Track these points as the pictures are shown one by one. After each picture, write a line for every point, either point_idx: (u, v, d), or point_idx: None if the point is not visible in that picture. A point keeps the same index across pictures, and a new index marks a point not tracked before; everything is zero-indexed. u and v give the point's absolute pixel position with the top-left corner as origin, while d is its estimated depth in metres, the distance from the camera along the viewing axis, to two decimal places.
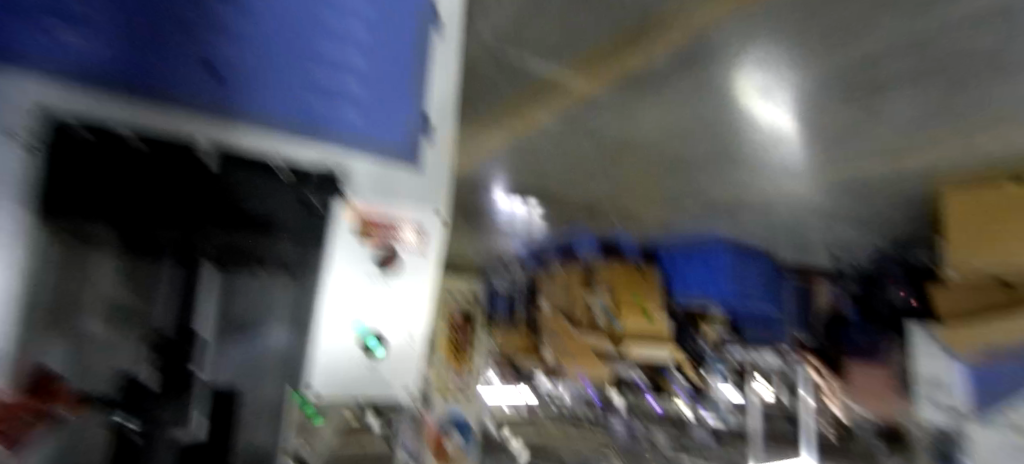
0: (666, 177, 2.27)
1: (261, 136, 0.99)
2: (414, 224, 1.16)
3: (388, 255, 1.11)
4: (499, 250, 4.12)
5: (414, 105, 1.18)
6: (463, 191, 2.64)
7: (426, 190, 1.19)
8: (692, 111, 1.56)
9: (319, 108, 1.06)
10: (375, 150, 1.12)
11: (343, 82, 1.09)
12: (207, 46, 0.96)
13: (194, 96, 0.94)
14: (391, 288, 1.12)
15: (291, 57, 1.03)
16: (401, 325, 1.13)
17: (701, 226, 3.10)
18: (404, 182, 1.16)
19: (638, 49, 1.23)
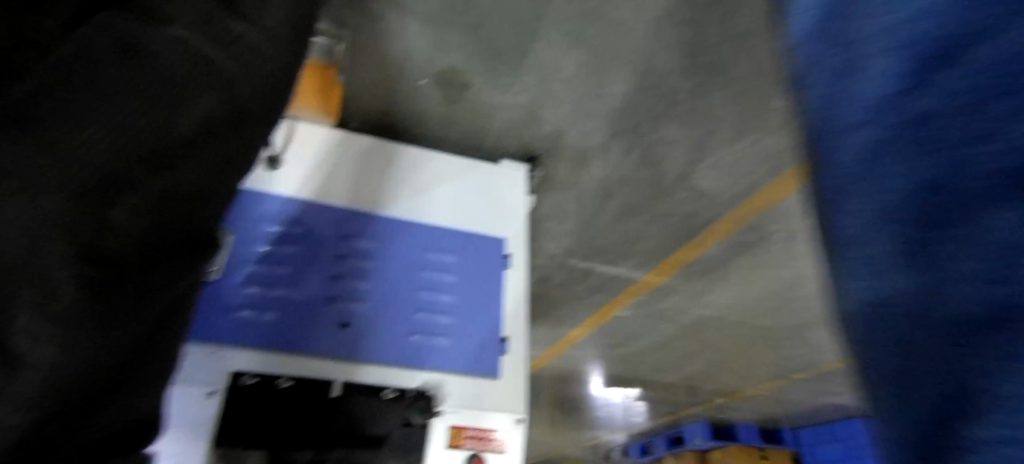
0: (758, 349, 2.20)
1: (332, 362, 0.75)
2: (489, 423, 0.78)
3: (473, 452, 0.75)
4: (602, 442, 3.93)
5: (502, 290, 0.90)
6: (552, 382, 2.67)
7: (504, 395, 0.82)
8: (764, 285, 1.61)
9: (394, 313, 0.81)
10: (455, 353, 0.82)
11: (420, 276, 0.86)
12: (279, 260, 0.80)
13: (254, 322, 0.74)
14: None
15: (367, 258, 0.84)
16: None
17: (816, 397, 2.84)
18: (475, 391, 0.80)
19: (693, 244, 1.37)
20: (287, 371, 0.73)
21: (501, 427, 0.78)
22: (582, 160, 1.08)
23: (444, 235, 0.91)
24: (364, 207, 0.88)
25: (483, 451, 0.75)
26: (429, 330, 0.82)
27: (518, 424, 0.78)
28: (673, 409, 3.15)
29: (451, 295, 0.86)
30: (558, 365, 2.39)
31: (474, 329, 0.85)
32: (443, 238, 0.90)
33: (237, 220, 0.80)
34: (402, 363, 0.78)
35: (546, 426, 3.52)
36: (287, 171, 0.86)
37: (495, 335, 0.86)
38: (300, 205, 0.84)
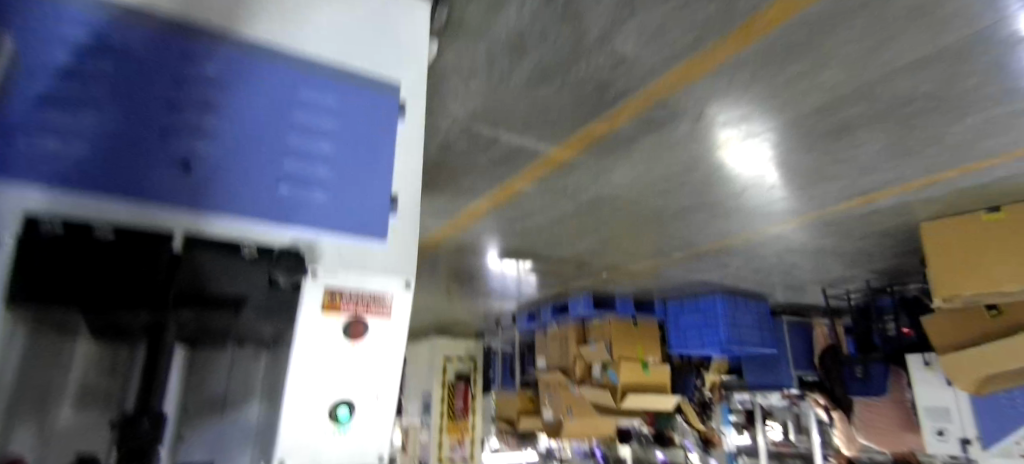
0: (649, 228, 2.31)
1: (175, 211, 0.65)
2: (374, 288, 0.77)
3: (352, 318, 0.75)
4: (494, 310, 4.14)
5: (389, 150, 0.83)
6: (451, 255, 2.67)
7: (391, 259, 0.80)
8: (664, 166, 1.63)
9: (257, 162, 0.72)
10: (329, 213, 0.75)
11: (290, 123, 0.76)
12: (95, 83, 0.64)
13: (64, 155, 0.61)
14: (356, 358, 0.74)
15: (220, 97, 0.71)
16: (371, 389, 0.75)
17: (691, 272, 3.12)
18: (359, 255, 0.77)
19: (604, 119, 1.31)
20: (113, 219, 0.62)
21: (387, 291, 0.78)
22: (497, 5, 0.94)
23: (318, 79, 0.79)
24: (216, 31, 0.73)
25: (365, 314, 0.76)
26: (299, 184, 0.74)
27: (406, 287, 0.79)
28: (564, 282, 3.33)
29: (326, 148, 0.78)
30: (457, 238, 2.37)
31: (360, 190, 0.79)
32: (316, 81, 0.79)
33: (27, 26, 0.62)
34: (268, 220, 0.71)
35: (442, 295, 3.61)
36: None
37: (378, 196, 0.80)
38: (126, 22, 0.67)
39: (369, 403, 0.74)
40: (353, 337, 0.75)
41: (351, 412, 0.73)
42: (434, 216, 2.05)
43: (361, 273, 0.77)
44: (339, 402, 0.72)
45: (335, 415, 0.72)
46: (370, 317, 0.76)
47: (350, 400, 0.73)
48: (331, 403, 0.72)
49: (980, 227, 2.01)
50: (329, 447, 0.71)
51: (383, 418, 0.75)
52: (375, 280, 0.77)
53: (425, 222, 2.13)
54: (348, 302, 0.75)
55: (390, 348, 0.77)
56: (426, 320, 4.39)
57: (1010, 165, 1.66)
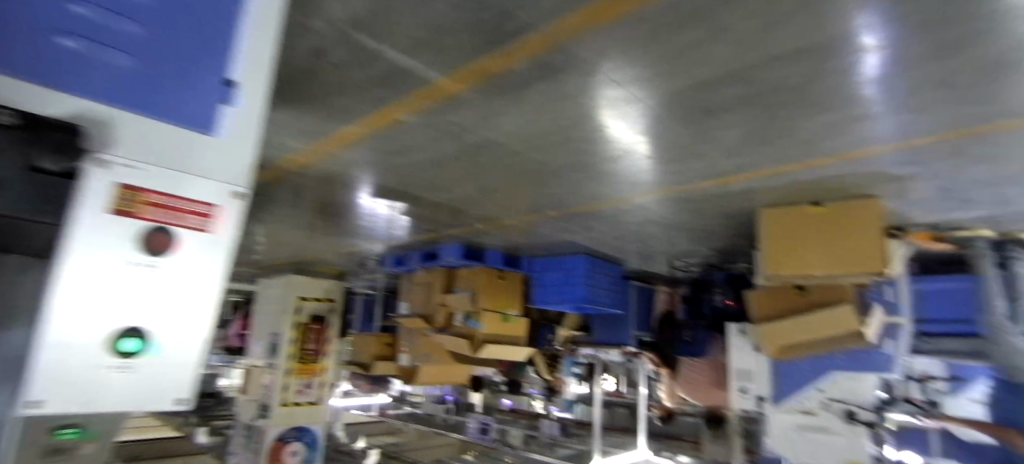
0: (528, 182, 2.29)
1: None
2: (197, 199, 0.84)
3: (160, 227, 0.80)
4: (359, 251, 3.93)
5: (193, 29, 0.83)
6: (315, 185, 2.43)
7: (227, 162, 0.87)
8: (552, 118, 1.59)
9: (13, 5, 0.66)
10: (110, 78, 0.74)
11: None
12: None
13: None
14: (159, 277, 0.79)
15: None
16: (172, 316, 0.81)
17: (560, 232, 3.20)
18: (192, 153, 0.83)
19: (500, 55, 1.23)
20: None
21: (211, 196, 0.85)
22: None
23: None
24: None
25: (179, 219, 0.82)
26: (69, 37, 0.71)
27: (233, 197, 0.87)
28: (436, 228, 3.24)
29: (125, 16, 0.76)
30: (324, 166, 2.15)
31: (198, 83, 0.83)
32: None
33: None
34: (38, 82, 0.68)
35: (301, 228, 3.31)
36: None
37: (173, 76, 0.80)
38: None
39: (166, 331, 0.80)
40: (161, 254, 0.80)
41: (138, 349, 0.77)
42: (299, 137, 1.82)
43: (189, 174, 0.83)
44: (126, 334, 0.76)
45: (122, 345, 0.76)
46: (183, 231, 0.82)
47: (143, 335, 0.78)
48: (116, 333, 0.75)
49: (808, 216, 2.26)
50: (117, 372, 0.75)
51: (187, 349, 0.82)
52: (199, 190, 0.83)
53: (287, 142, 1.88)
54: (159, 216, 0.80)
55: (208, 259, 0.84)
56: (281, 255, 4.04)
57: (841, 166, 1.87)
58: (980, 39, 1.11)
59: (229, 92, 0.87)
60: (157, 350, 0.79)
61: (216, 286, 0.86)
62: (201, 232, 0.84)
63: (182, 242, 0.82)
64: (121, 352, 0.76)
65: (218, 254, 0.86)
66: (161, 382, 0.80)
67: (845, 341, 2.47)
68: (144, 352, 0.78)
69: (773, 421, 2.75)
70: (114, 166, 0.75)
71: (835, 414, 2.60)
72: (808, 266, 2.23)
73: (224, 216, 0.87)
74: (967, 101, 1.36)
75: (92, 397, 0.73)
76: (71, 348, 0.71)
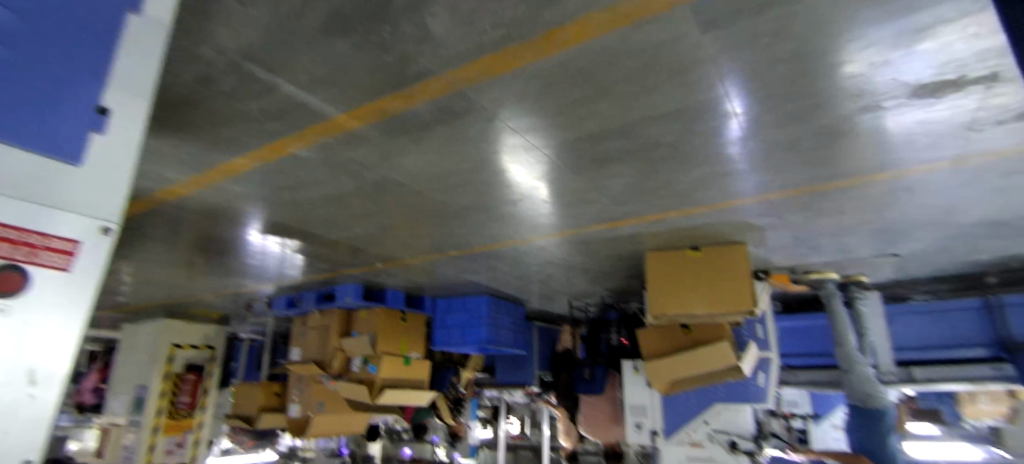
0: (430, 222, 2.30)
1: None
2: (49, 231, 0.65)
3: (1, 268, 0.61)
4: (245, 292, 3.66)
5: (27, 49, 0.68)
6: (196, 219, 2.26)
7: (93, 191, 0.70)
8: (453, 160, 1.62)
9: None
10: None
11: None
12: None
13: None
14: (4, 325, 0.60)
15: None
16: (13, 368, 0.60)
17: (461, 272, 3.21)
18: (46, 180, 0.66)
19: (399, 95, 1.25)
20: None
21: (71, 233, 0.67)
22: None
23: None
24: None
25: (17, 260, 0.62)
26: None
27: (102, 233, 0.70)
28: (331, 268, 3.11)
29: None
30: (208, 199, 2.01)
31: (55, 108, 0.68)
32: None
33: None
34: None
35: (179, 266, 3.05)
36: None
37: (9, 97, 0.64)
38: None
39: None
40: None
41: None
42: (176, 166, 1.71)
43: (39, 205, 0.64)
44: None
45: None
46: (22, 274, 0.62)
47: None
48: None
49: (687, 260, 2.46)
50: None
51: (22, 423, 0.60)
52: (48, 222, 0.65)
53: (163, 171, 1.75)
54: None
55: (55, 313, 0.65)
56: (154, 296, 3.66)
57: (712, 214, 2.07)
58: (817, 111, 1.31)
59: (100, 119, 0.72)
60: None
61: (73, 335, 0.66)
62: (53, 270, 0.65)
63: (20, 284, 0.62)
64: None
65: (73, 306, 0.66)
66: None
67: (723, 376, 2.68)
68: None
69: (666, 455, 2.88)
70: None
71: (719, 445, 2.77)
72: (688, 306, 2.41)
73: (84, 255, 0.68)
74: (809, 162, 1.59)
75: None
76: None
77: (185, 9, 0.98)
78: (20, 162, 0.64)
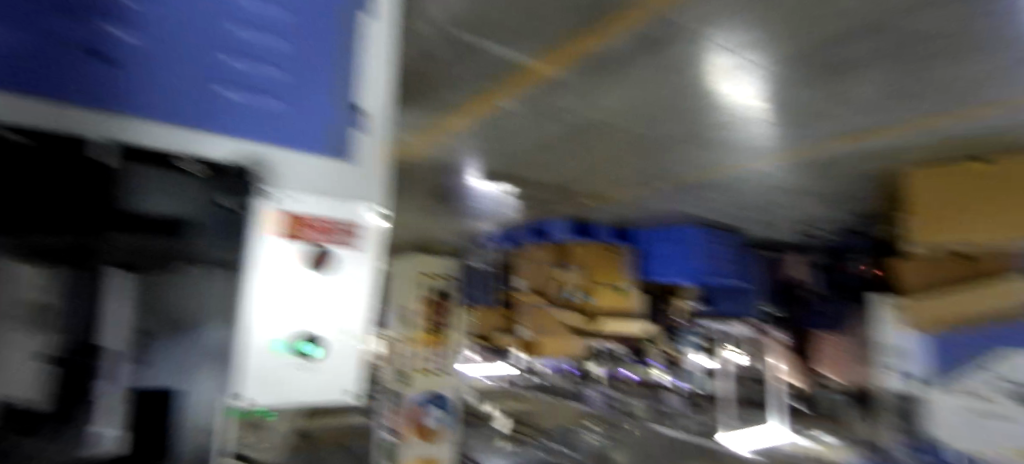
0: (636, 156, 2.22)
1: (107, 115, 0.72)
2: (344, 216, 0.93)
3: (318, 253, 0.88)
4: (471, 230, 4.10)
5: (308, 70, 0.94)
6: (426, 171, 2.55)
7: (364, 183, 0.96)
8: (657, 91, 1.52)
9: (188, 86, 0.80)
10: (260, 119, 0.86)
11: (215, 45, 0.84)
12: None
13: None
14: (325, 288, 0.89)
15: (151, 14, 0.79)
16: (333, 322, 0.90)
17: (672, 204, 3.08)
18: (334, 180, 0.93)
19: (594, 33, 1.20)
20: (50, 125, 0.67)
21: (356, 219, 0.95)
22: None
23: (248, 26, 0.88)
24: None
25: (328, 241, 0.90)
26: (234, 98, 0.84)
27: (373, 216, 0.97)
28: (544, 206, 3.28)
29: (268, 63, 0.89)
30: (435, 155, 2.26)
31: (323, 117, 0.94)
32: (244, 27, 0.88)
33: None
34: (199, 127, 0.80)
35: (418, 212, 3.54)
36: None
37: (302, 115, 0.91)
38: None
39: (330, 336, 0.89)
40: (324, 272, 0.89)
41: (317, 346, 0.87)
42: (406, 129, 1.94)
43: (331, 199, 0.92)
44: (308, 337, 0.87)
45: (299, 345, 0.86)
46: (336, 250, 0.91)
47: (313, 336, 0.87)
48: (295, 334, 0.86)
49: (965, 174, 1.97)
50: (301, 371, 0.86)
51: (342, 357, 0.90)
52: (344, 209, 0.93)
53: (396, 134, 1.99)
54: (320, 235, 0.89)
55: (360, 275, 0.94)
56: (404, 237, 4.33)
57: (1011, 112, 1.58)
58: None
59: (355, 117, 0.97)
60: (331, 350, 0.89)
61: (363, 298, 0.94)
62: (351, 247, 0.93)
63: (338, 257, 0.91)
64: (297, 351, 0.86)
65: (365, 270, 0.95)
66: (328, 377, 0.89)
67: (1016, 315, 2.15)
68: (323, 353, 0.88)
69: (938, 405, 2.42)
70: (282, 194, 0.86)
71: (1005, 397, 2.19)
72: (969, 231, 1.97)
73: (366, 235, 0.95)
74: None
75: (283, 390, 0.84)
76: (263, 346, 0.82)
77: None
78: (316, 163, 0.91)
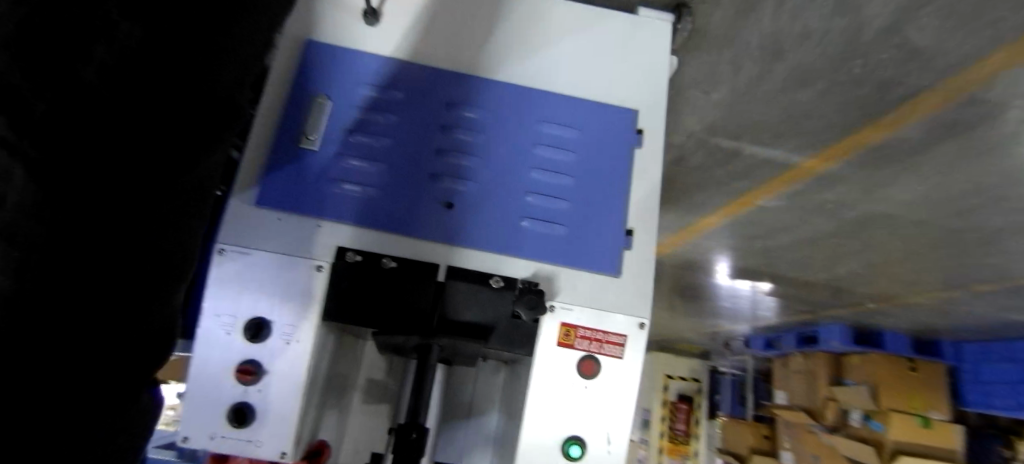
0: (946, 257, 1.77)
1: (430, 244, 0.61)
2: (612, 316, 0.61)
3: (586, 354, 0.60)
4: (721, 330, 3.80)
5: (631, 153, 0.68)
6: (675, 269, 2.50)
7: (631, 308, 0.62)
8: (974, 177, 1.21)
9: (503, 192, 0.63)
10: (552, 244, 0.62)
11: (537, 137, 0.66)
12: (372, 133, 0.64)
13: (362, 198, 0.61)
14: (592, 389, 0.60)
15: (482, 111, 0.66)
16: (600, 422, 0.60)
17: (1002, 314, 2.35)
18: (605, 297, 0.62)
19: (879, 124, 1.04)
20: (397, 250, 0.60)
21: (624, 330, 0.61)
22: (746, 10, 0.78)
23: (567, 104, 0.68)
24: (473, 71, 0.69)
25: (598, 351, 0.61)
26: (544, 201, 0.64)
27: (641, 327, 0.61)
28: (811, 307, 2.87)
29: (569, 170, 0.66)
30: (686, 254, 2.19)
31: (601, 232, 0.64)
32: (561, 105, 0.68)
33: (333, 84, 0.66)
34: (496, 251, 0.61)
35: (664, 309, 3.45)
36: (388, 32, 0.69)
37: (621, 213, 0.65)
38: (391, 65, 0.67)
39: (597, 436, 0.59)
40: (589, 369, 0.60)
41: (583, 452, 0.59)
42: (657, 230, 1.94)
43: (598, 306, 0.61)
44: (570, 435, 0.59)
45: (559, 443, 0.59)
46: (606, 349, 0.61)
47: (579, 435, 0.59)
48: (553, 429, 0.59)
49: None
50: None
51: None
52: (612, 303, 0.62)
53: None
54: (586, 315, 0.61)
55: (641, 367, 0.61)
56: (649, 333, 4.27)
57: None
58: None
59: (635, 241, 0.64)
60: (597, 456, 0.59)
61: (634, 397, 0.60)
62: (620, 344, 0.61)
63: (610, 350, 0.61)
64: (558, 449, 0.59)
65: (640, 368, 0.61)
66: None
67: None
68: (585, 455, 0.59)
69: None
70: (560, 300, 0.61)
71: None
72: None
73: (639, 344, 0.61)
74: None
75: None
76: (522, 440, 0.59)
77: None
78: (633, 273, 0.63)
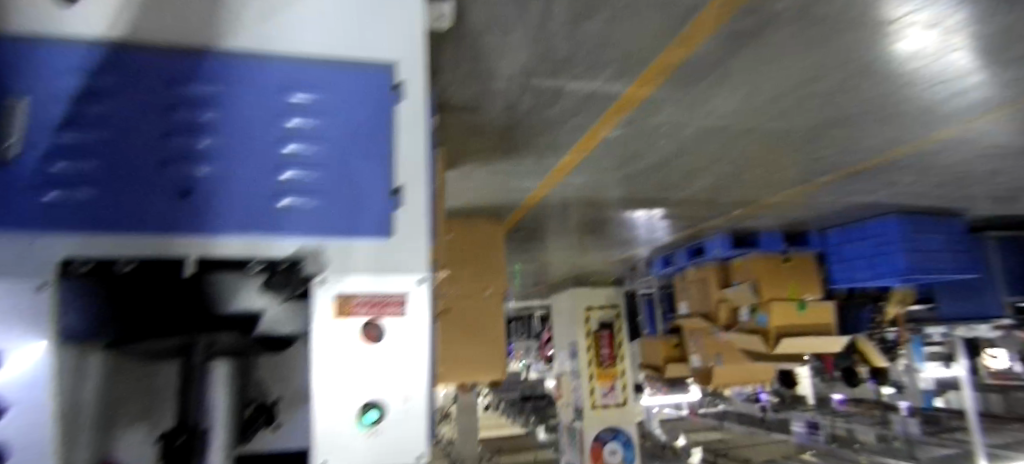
0: (783, 157, 1.89)
1: (171, 240, 0.56)
2: (390, 280, 0.61)
3: (369, 320, 0.60)
4: (624, 257, 3.98)
5: (390, 110, 0.66)
6: (562, 209, 2.54)
7: (406, 263, 0.62)
8: (774, 83, 1.28)
9: (251, 171, 0.60)
10: (310, 215, 0.60)
11: (286, 107, 0.63)
12: (89, 127, 0.58)
13: (88, 202, 0.55)
14: (385, 354, 0.60)
15: (217, 89, 0.62)
16: (398, 383, 0.60)
17: (849, 198, 2.54)
18: (381, 263, 0.61)
19: (676, 44, 1.06)
20: (137, 252, 0.55)
21: (402, 289, 0.62)
22: None
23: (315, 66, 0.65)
24: (202, 42, 0.62)
25: (379, 318, 0.61)
26: (299, 175, 0.61)
27: (420, 283, 0.62)
28: (695, 223, 3.05)
29: (320, 136, 0.63)
30: (568, 193, 2.23)
31: (363, 194, 0.63)
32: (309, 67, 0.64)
33: (27, 78, 0.57)
34: (254, 234, 0.58)
35: (570, 248, 3.56)
36: (84, 7, 0.59)
37: (386, 173, 0.64)
38: (100, 49, 0.59)
39: (395, 397, 0.60)
40: (373, 339, 0.60)
41: (382, 416, 0.59)
42: (528, 176, 1.96)
43: (376, 274, 0.61)
44: (370, 402, 0.59)
45: (359, 417, 0.59)
46: (386, 316, 0.61)
47: (378, 400, 0.59)
48: (349, 399, 0.59)
49: None
50: (369, 442, 0.59)
51: (414, 421, 0.60)
52: (387, 268, 0.61)
53: (519, 183, 2.03)
54: (367, 290, 0.61)
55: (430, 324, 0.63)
56: (562, 272, 4.40)
57: None
58: None
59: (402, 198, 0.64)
60: (397, 418, 0.59)
61: (426, 354, 0.61)
62: (399, 307, 0.61)
63: (393, 315, 0.61)
64: (358, 424, 0.59)
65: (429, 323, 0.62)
66: (393, 448, 0.59)
67: None
68: (386, 419, 0.59)
69: None
70: (333, 272, 0.60)
71: None
72: None
73: (423, 301, 0.62)
74: None
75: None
76: (319, 419, 0.58)
77: (469, 60, 1.08)
78: (405, 231, 0.63)
